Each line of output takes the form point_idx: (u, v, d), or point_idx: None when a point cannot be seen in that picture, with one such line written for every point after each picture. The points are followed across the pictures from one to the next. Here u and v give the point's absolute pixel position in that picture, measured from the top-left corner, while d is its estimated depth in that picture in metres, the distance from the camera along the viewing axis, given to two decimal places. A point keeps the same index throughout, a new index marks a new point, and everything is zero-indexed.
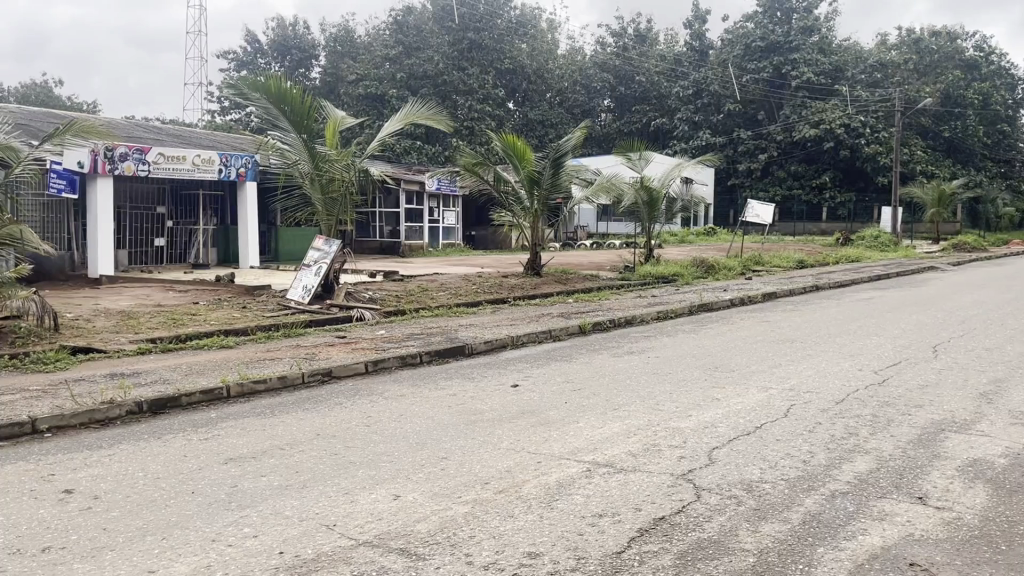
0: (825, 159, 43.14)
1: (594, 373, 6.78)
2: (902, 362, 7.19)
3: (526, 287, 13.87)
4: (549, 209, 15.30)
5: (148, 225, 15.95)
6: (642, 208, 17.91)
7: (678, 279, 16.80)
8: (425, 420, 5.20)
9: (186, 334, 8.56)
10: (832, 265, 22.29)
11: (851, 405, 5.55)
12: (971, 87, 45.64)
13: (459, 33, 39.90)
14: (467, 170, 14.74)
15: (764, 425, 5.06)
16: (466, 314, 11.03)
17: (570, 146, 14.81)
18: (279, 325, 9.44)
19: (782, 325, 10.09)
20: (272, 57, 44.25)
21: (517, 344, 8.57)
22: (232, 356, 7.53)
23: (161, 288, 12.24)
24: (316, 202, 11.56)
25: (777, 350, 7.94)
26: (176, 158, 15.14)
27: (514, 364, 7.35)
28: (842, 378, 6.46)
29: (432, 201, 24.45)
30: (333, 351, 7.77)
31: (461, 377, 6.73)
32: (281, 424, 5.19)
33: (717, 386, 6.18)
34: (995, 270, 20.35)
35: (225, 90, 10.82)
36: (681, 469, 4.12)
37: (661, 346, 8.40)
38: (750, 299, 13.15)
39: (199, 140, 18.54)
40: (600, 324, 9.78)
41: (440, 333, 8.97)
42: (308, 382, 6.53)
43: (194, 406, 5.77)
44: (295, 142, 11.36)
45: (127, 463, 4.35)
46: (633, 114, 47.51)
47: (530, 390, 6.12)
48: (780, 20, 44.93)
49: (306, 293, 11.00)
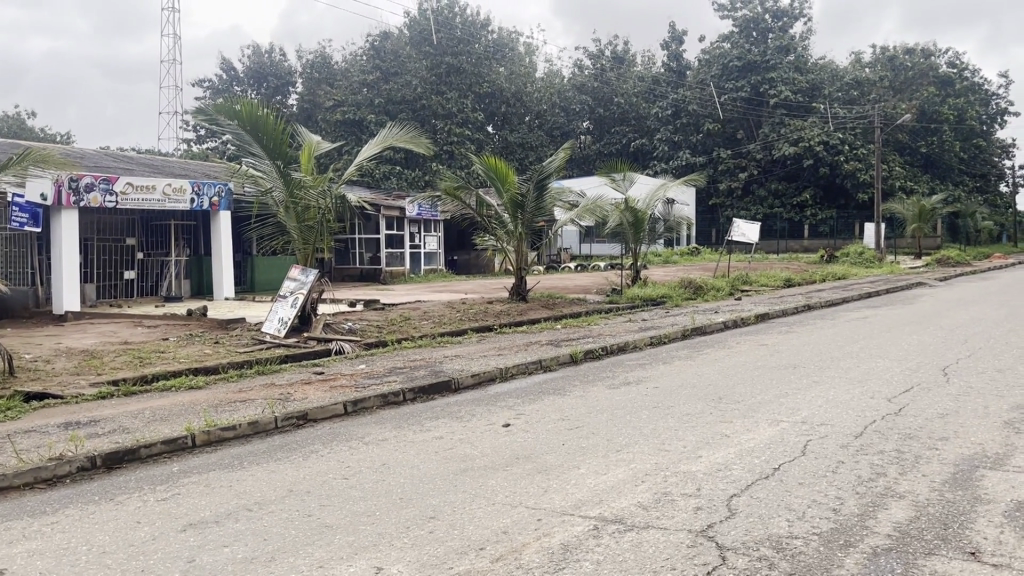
0: (805, 176, 43.21)
1: (591, 409, 6.31)
2: (915, 388, 6.77)
3: (512, 313, 13.40)
4: (533, 231, 14.87)
5: (118, 258, 15.36)
6: (627, 229, 17.56)
7: (667, 300, 16.43)
8: (409, 470, 4.72)
9: (154, 374, 8.02)
10: (819, 283, 22.02)
11: (871, 440, 5.12)
12: (946, 103, 45.97)
13: (437, 58, 39.62)
14: (448, 194, 14.33)
15: (782, 465, 4.62)
16: (452, 344, 10.56)
17: (554, 167, 14.40)
18: (253, 362, 8.91)
19: (779, 348, 9.66)
20: (249, 85, 43.85)
21: (506, 377, 8.09)
22: (201, 399, 7.00)
23: (129, 324, 11.67)
24: (292, 231, 11.08)
25: (780, 378, 7.50)
26: (145, 188, 14.63)
27: (505, 400, 6.87)
28: (856, 409, 6.03)
29: (413, 226, 24.03)
30: (310, 390, 7.28)
31: (448, 416, 6.25)
32: (250, 479, 4.69)
33: (723, 421, 5.73)
34: (984, 285, 20.14)
35: (195, 116, 10.33)
36: (699, 525, 3.66)
37: (658, 374, 7.95)
38: (743, 321, 12.76)
39: (171, 169, 18.04)
40: (591, 351, 9.34)
41: (424, 366, 8.50)
42: (281, 427, 6.02)
43: (155, 459, 5.26)
44: (268, 168, 10.86)
45: (70, 533, 3.83)
46: (612, 136, 47.57)
47: (523, 430, 5.63)
48: (756, 40, 44.80)
49: (282, 326, 10.49)
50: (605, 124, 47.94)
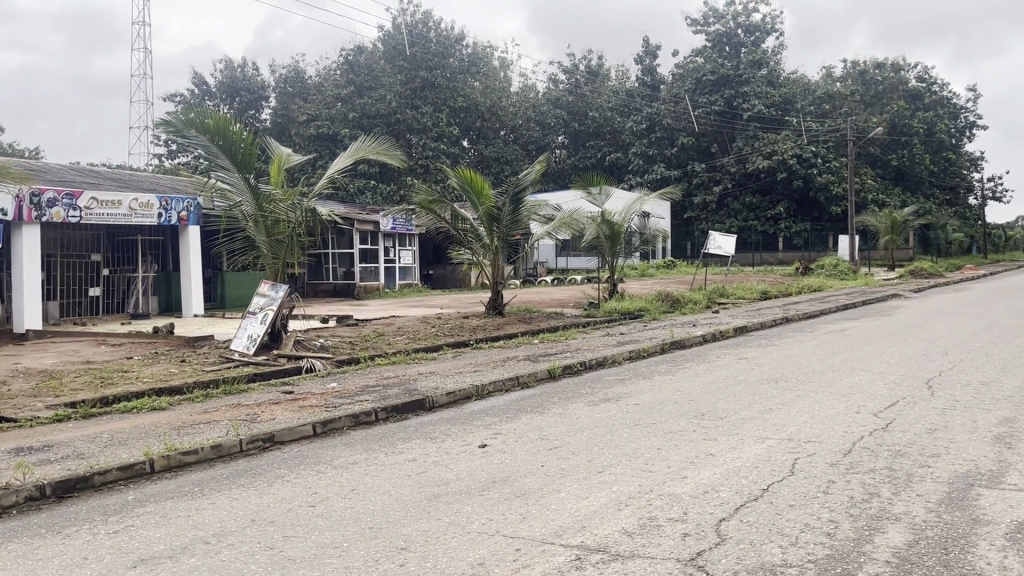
0: (779, 189, 43.50)
1: (570, 427, 6.09)
2: (901, 402, 6.63)
3: (488, 328, 13.17)
4: (509, 245, 14.67)
5: (83, 275, 14.95)
6: (603, 242, 17.42)
7: (645, 314, 16.31)
8: (379, 495, 4.46)
9: (115, 395, 7.69)
10: (795, 296, 22.02)
11: (861, 457, 4.94)
12: (916, 117, 46.58)
13: (411, 72, 39.46)
14: (422, 208, 14.10)
15: (770, 485, 4.43)
16: (427, 360, 10.30)
17: (530, 180, 14.24)
18: (220, 381, 8.61)
19: (760, 362, 9.51)
20: (221, 99, 43.37)
21: (482, 394, 7.84)
22: (163, 421, 6.69)
23: (93, 342, 11.30)
24: (261, 246, 10.79)
25: (763, 393, 7.33)
26: (110, 203, 14.27)
27: (482, 419, 6.62)
28: (842, 424, 5.86)
29: (388, 240, 23.77)
30: (278, 410, 6.99)
31: (422, 437, 6.00)
32: (210, 507, 4.41)
33: (708, 439, 5.54)
34: (959, 297, 20.20)
35: (160, 129, 10.02)
36: (687, 553, 3.44)
37: (638, 390, 7.74)
38: (722, 334, 12.62)
39: (140, 183, 17.67)
40: (570, 367, 9.14)
41: (398, 384, 8.24)
42: (246, 451, 5.74)
43: (110, 487, 4.96)
44: (237, 181, 10.59)
45: (11, 571, 3.53)
46: (587, 150, 47.72)
47: (500, 451, 5.40)
48: (729, 54, 45.26)
49: (252, 343, 10.18)
50: (580, 138, 48.07)
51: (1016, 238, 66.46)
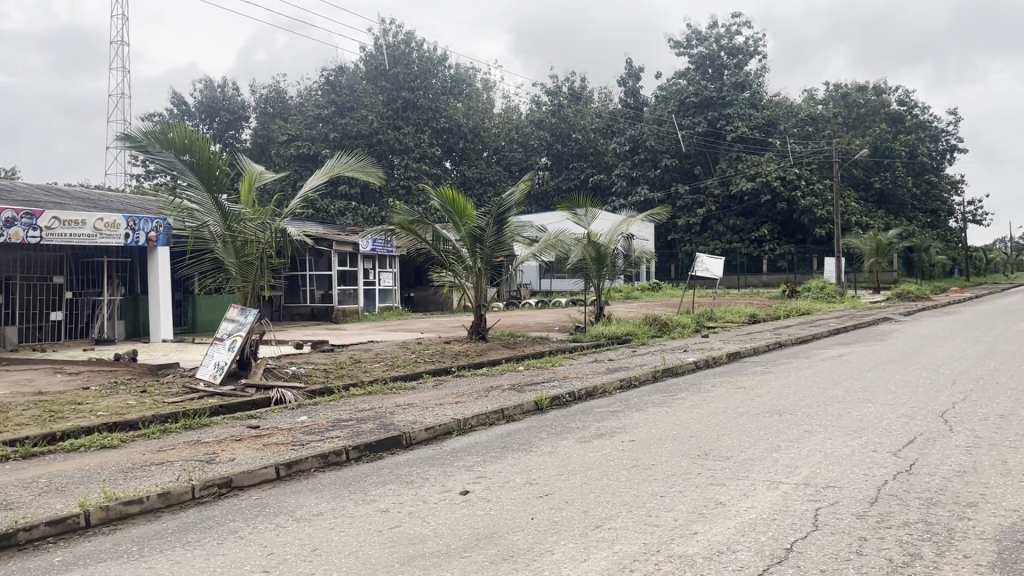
0: (763, 212, 43.35)
1: (563, 469, 5.50)
2: (919, 440, 6.09)
3: (470, 354, 12.58)
4: (493, 267, 14.11)
5: (44, 298, 14.23)
6: (590, 264, 16.91)
7: (632, 338, 15.79)
8: (343, 558, 3.84)
9: (63, 431, 7.02)
10: (784, 319, 21.60)
11: (891, 508, 4.39)
12: (898, 140, 46.68)
13: (393, 93, 39.10)
14: (402, 228, 13.53)
15: (794, 543, 3.87)
16: (405, 390, 9.68)
17: (514, 201, 13.74)
18: (181, 414, 7.96)
19: (759, 392, 8.95)
20: (199, 119, 42.64)
21: (465, 429, 7.22)
22: (111, 462, 6.04)
23: (48, 371, 10.57)
24: (229, 268, 10.14)
25: (768, 427, 6.78)
26: (73, 223, 13.57)
27: (465, 459, 6.03)
28: (863, 467, 5.30)
29: (367, 262, 23.21)
30: (241, 448, 6.36)
31: (397, 481, 5.38)
32: (150, 573, 3.77)
33: (716, 483, 4.99)
34: (951, 320, 19.80)
35: (121, 143, 9.43)
36: None
37: (632, 425, 7.15)
38: (714, 360, 12.09)
39: (108, 203, 16.96)
40: (558, 398, 8.55)
41: (372, 417, 7.63)
42: (199, 498, 5.11)
43: (35, 545, 4.32)
44: (204, 200, 10.02)
45: None
46: (570, 172, 47.66)
47: (485, 499, 4.81)
48: (711, 76, 45.22)
49: (218, 371, 9.53)
50: (563, 160, 47.91)
51: (996, 260, 66.94)
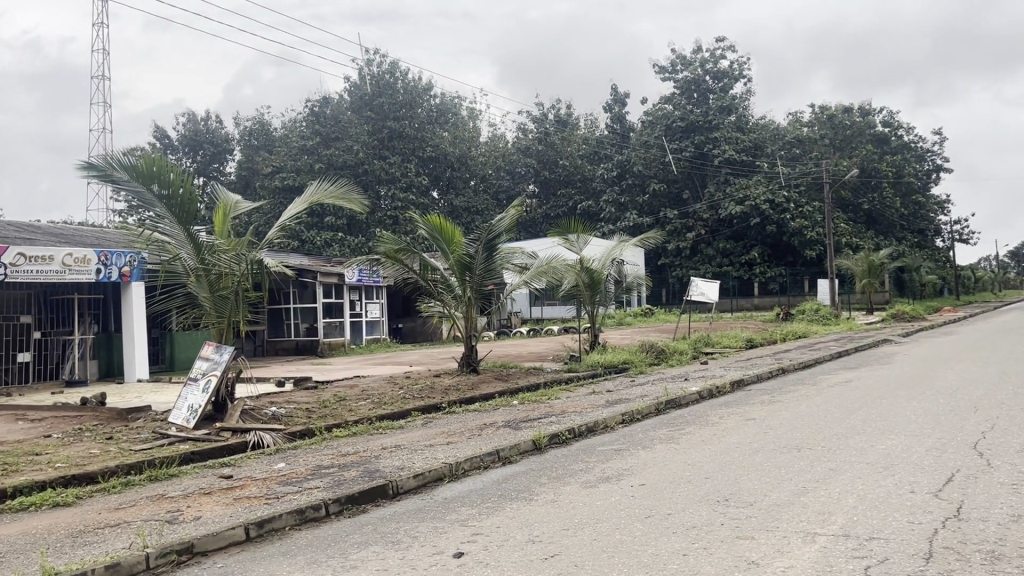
0: (753, 235, 43.07)
1: (570, 523, 4.87)
2: (960, 478, 5.50)
3: (462, 388, 11.92)
4: (483, 296, 13.53)
5: (11, 339, 13.56)
6: (583, 290, 16.35)
7: (630, 366, 15.25)
8: None
9: (14, 488, 6.35)
10: (780, 342, 21.14)
11: (953, 567, 3.80)
12: (884, 161, 46.85)
13: (379, 123, 38.61)
14: (388, 257, 12.91)
15: None
16: (392, 430, 9.04)
17: (503, 226, 13.18)
18: (149, 464, 7.30)
19: (772, 424, 8.34)
20: (183, 153, 42.08)
21: (457, 474, 6.60)
22: (59, 525, 5.37)
23: (9, 419, 9.85)
24: (202, 303, 9.52)
25: (789, 466, 6.18)
26: (40, 259, 12.93)
27: (458, 512, 5.38)
28: (908, 513, 4.69)
29: (353, 293, 22.64)
30: (208, 504, 5.71)
31: (381, 542, 4.76)
32: None
33: (743, 537, 4.40)
34: (952, 341, 19.42)
35: (86, 171, 8.74)
36: None
37: (640, 465, 6.55)
38: (718, 389, 11.51)
39: (83, 237, 16.36)
40: (558, 436, 7.94)
41: (355, 463, 6.96)
42: (156, 568, 4.47)
43: None
44: (175, 230, 9.40)
45: None
46: (557, 200, 47.58)
47: (482, 563, 4.20)
48: (697, 100, 45.00)
49: (192, 415, 8.87)
50: (550, 187, 47.71)
51: (984, 279, 67.14)
